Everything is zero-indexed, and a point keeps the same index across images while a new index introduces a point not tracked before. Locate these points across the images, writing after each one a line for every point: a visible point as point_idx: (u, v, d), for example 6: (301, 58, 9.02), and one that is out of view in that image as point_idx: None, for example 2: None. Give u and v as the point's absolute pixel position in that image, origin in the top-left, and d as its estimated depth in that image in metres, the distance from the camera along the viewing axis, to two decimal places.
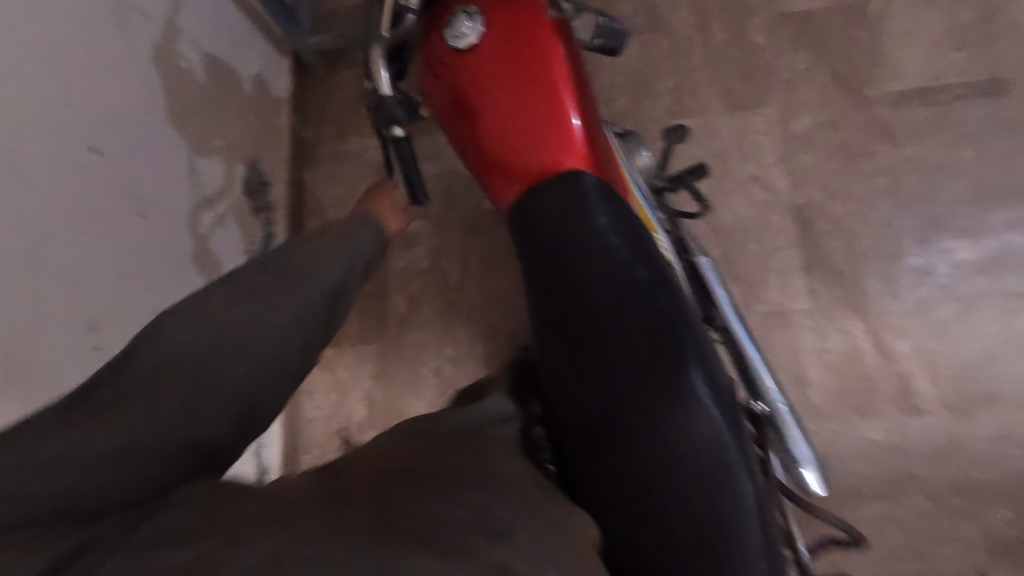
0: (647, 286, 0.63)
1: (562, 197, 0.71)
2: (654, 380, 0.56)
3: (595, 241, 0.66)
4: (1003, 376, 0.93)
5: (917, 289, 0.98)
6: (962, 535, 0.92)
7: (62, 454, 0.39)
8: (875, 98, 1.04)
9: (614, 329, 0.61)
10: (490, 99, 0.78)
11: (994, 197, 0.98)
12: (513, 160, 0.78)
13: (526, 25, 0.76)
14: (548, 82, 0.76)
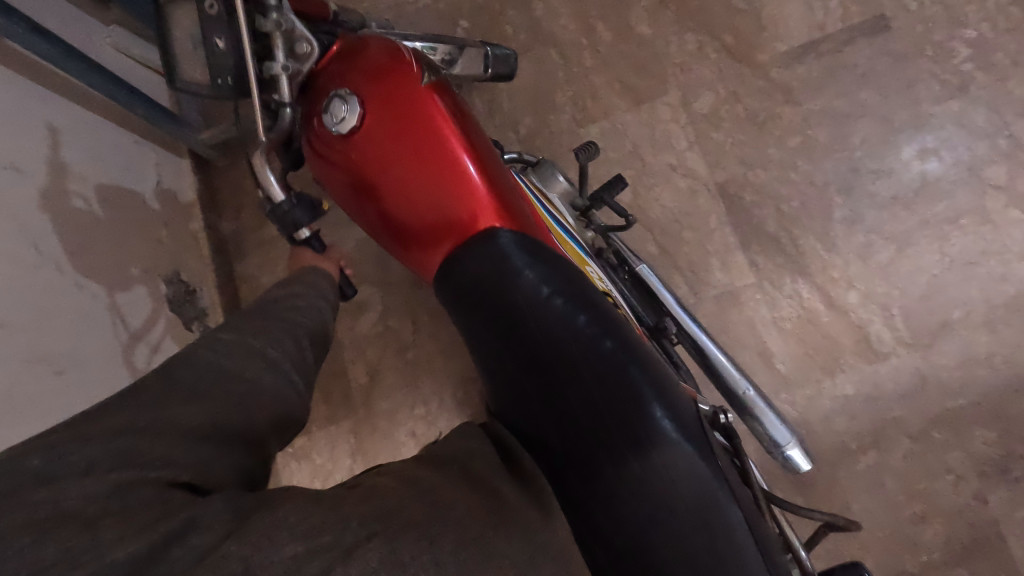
0: (588, 329, 0.59)
1: (480, 254, 0.67)
2: (620, 436, 0.54)
3: (520, 287, 0.63)
4: (951, 301, 0.94)
5: (852, 238, 0.98)
6: (957, 467, 0.91)
7: (134, 443, 0.41)
8: (769, 62, 1.05)
9: (567, 390, 0.58)
10: (385, 173, 0.72)
11: (904, 132, 0.99)
12: (423, 232, 0.73)
13: (403, 89, 0.71)
14: (437, 146, 0.71)
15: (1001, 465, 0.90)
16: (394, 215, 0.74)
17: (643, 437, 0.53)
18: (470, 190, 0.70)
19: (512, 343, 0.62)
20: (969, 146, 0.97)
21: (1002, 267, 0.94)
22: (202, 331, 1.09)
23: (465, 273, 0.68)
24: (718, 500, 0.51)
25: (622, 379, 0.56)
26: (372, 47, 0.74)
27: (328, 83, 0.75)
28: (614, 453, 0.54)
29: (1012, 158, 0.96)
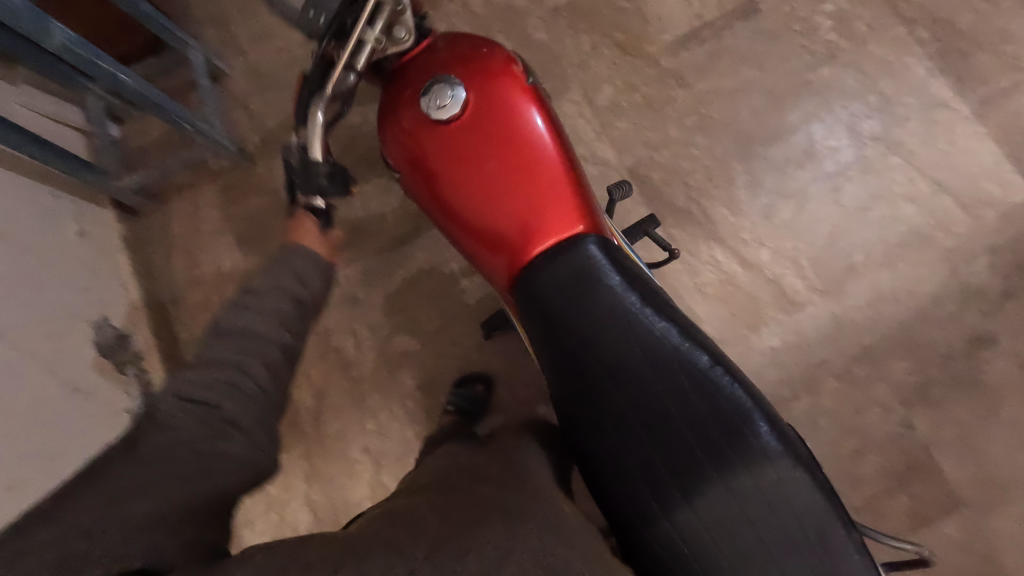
0: (687, 346, 0.62)
1: (570, 269, 0.69)
2: (725, 440, 0.59)
3: (615, 306, 0.65)
4: (852, 246, 1.01)
5: (755, 201, 1.05)
6: (880, 397, 0.96)
7: (98, 522, 0.46)
8: (657, 52, 1.13)
9: (672, 396, 0.61)
10: (469, 183, 0.73)
11: (787, 100, 1.08)
12: (510, 237, 0.73)
13: (498, 105, 0.73)
14: (533, 155, 0.73)
15: (922, 390, 0.95)
16: (473, 221, 0.74)
17: (749, 441, 0.58)
18: (557, 201, 0.73)
19: (606, 349, 0.64)
20: (846, 105, 1.06)
21: (891, 209, 1.01)
22: (137, 375, 1.08)
23: (551, 285, 0.69)
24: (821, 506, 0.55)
25: (724, 390, 0.60)
26: (471, 52, 0.74)
27: (418, 80, 0.74)
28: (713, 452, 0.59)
29: (884, 111, 1.04)
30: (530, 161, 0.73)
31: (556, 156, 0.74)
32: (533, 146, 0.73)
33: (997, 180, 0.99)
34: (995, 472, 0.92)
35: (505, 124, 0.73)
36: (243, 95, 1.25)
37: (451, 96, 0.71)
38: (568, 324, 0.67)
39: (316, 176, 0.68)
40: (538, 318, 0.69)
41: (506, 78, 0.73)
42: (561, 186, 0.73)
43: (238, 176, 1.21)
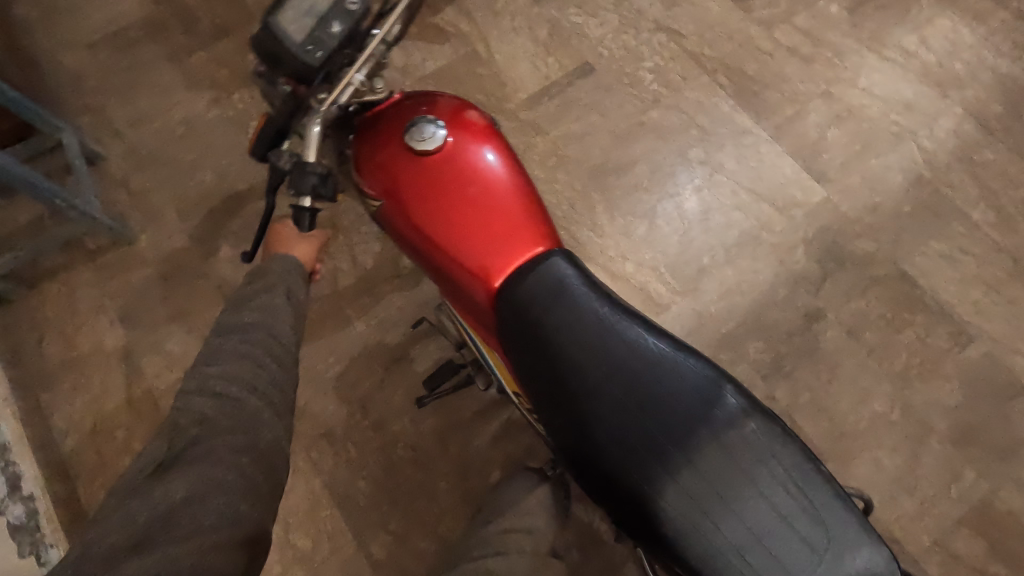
0: (662, 339, 0.71)
1: (549, 285, 0.73)
2: (708, 414, 0.67)
3: (598, 311, 0.71)
4: (700, 251, 1.17)
5: (615, 222, 1.20)
6: (742, 376, 1.09)
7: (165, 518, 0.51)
8: (515, 108, 1.29)
9: (661, 384, 0.68)
10: (447, 217, 0.75)
11: (628, 137, 1.26)
12: (491, 263, 0.75)
13: (473, 141, 0.77)
14: (497, 186, 0.76)
15: (776, 364, 1.09)
16: (450, 251, 0.76)
17: (726, 412, 0.67)
18: (532, 225, 0.76)
19: (596, 347, 0.69)
20: (674, 138, 1.26)
21: (725, 217, 1.19)
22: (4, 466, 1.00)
23: (533, 298, 0.72)
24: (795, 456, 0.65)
25: (701, 372, 0.69)
26: (441, 101, 0.80)
27: (393, 124, 0.77)
28: (705, 427, 0.66)
29: (704, 140, 1.26)
30: (494, 192, 0.76)
31: (525, 195, 0.77)
32: (497, 178, 0.76)
33: (799, 186, 1.21)
34: (845, 425, 1.05)
35: (469, 161, 0.76)
36: (122, 175, 1.27)
37: (433, 136, 0.74)
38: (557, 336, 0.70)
39: (309, 178, 0.69)
40: (525, 332, 0.71)
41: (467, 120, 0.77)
42: (533, 218, 0.77)
43: (118, 253, 1.20)
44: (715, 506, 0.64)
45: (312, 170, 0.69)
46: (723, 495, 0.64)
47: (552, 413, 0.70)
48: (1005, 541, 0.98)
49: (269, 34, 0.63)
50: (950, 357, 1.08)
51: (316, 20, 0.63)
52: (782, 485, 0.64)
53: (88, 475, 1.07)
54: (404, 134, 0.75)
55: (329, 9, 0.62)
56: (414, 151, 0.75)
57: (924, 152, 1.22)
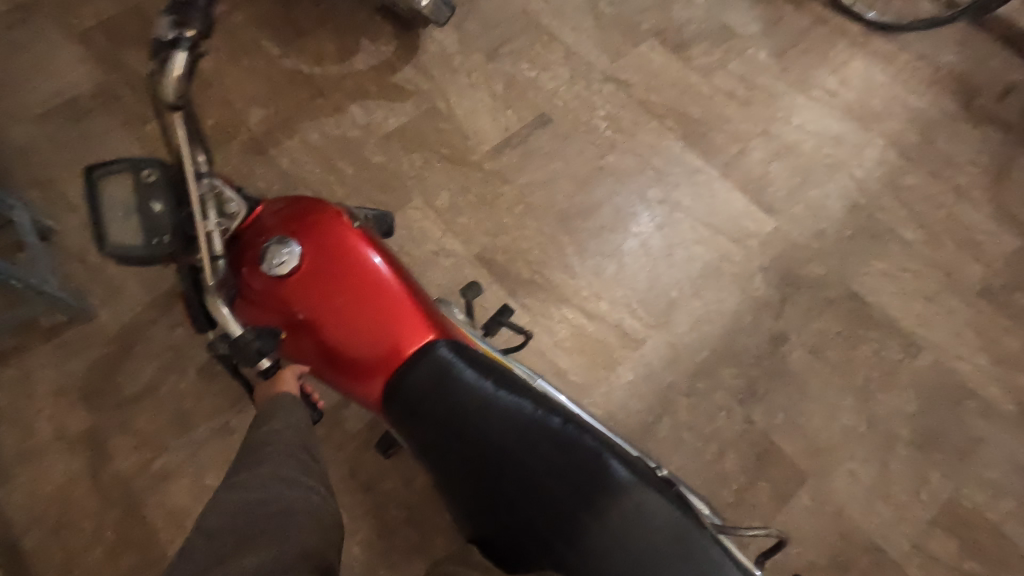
0: (538, 411, 0.70)
1: (424, 373, 0.80)
2: (587, 489, 0.64)
3: (469, 393, 0.75)
4: (668, 285, 1.23)
5: (585, 263, 1.25)
6: (720, 401, 1.13)
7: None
8: (480, 159, 1.34)
9: (532, 458, 0.67)
10: (332, 322, 0.84)
11: (589, 181, 1.33)
12: (379, 363, 0.84)
13: (341, 250, 0.85)
14: (375, 288, 0.86)
15: (750, 386, 1.15)
16: (341, 353, 0.85)
17: (609, 484, 0.63)
18: (410, 317, 0.86)
19: (468, 431, 0.72)
20: (632, 180, 1.33)
21: (686, 250, 1.26)
22: None
23: (411, 390, 0.80)
24: (683, 522, 0.60)
25: (580, 443, 0.67)
26: (314, 212, 0.86)
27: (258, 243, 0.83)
28: (584, 503, 0.63)
29: (660, 181, 1.33)
30: (372, 298, 0.85)
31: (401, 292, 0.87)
32: (374, 280, 0.86)
33: (751, 218, 1.30)
34: (820, 441, 1.11)
35: (345, 269, 0.84)
36: (79, 249, 1.22)
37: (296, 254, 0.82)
38: (432, 422, 0.75)
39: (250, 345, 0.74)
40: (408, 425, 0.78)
41: (338, 232, 0.85)
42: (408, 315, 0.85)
43: (78, 331, 1.15)
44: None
45: (245, 344, 0.73)
46: (612, 572, 0.60)
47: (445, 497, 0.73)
48: (977, 538, 1.04)
49: (116, 253, 0.68)
50: (904, 367, 1.16)
51: (138, 212, 0.69)
52: (670, 557, 0.59)
53: (53, 572, 0.99)
54: (264, 258, 0.82)
55: (142, 194, 0.70)
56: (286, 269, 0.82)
57: (857, 181, 1.34)
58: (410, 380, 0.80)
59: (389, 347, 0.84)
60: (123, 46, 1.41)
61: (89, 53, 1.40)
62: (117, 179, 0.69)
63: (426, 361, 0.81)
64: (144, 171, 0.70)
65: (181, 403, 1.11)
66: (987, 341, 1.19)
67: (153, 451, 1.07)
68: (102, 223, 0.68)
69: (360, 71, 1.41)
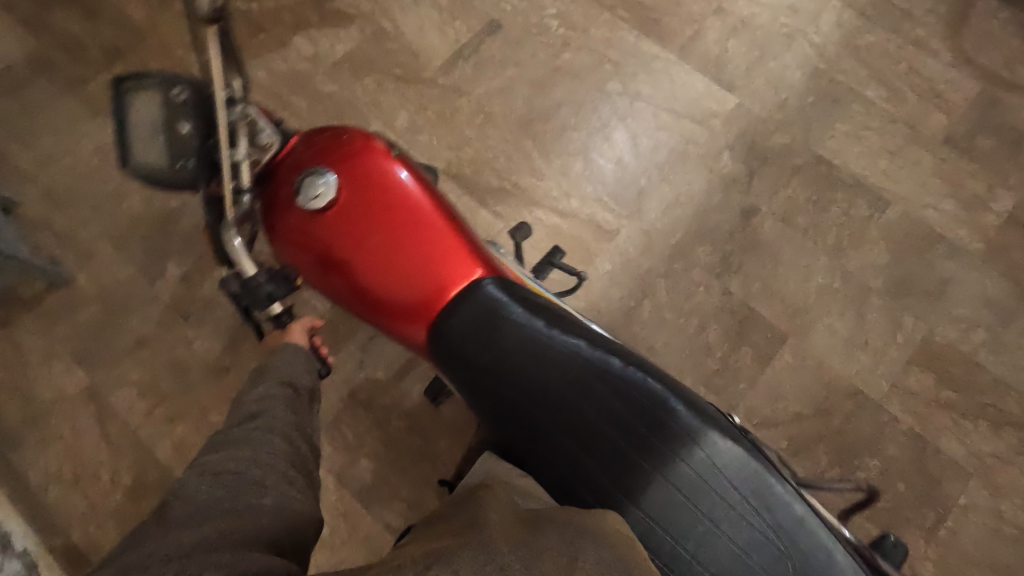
0: (598, 353, 0.71)
1: (474, 312, 0.77)
2: (656, 425, 0.67)
3: (520, 330, 0.74)
4: (636, 175, 1.23)
5: (552, 164, 1.24)
6: (698, 278, 1.16)
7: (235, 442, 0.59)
8: (433, 76, 1.31)
9: (602, 393, 0.69)
10: (364, 264, 0.79)
11: (546, 83, 1.31)
12: (419, 300, 0.80)
13: (375, 183, 0.79)
14: (413, 223, 0.80)
15: (725, 261, 1.17)
16: (376, 295, 0.80)
17: (673, 428, 0.67)
18: (454, 252, 0.81)
19: (529, 375, 0.72)
20: (589, 77, 1.31)
21: (651, 139, 1.26)
22: None
23: (457, 332, 0.77)
24: (752, 466, 0.65)
25: (645, 384, 0.69)
26: (344, 139, 0.81)
27: (286, 181, 0.79)
28: (651, 442, 0.67)
29: (619, 74, 1.31)
30: (412, 237, 0.80)
31: (445, 224, 0.82)
32: (415, 217, 0.80)
33: (712, 98, 1.29)
34: (796, 302, 1.14)
35: (381, 208, 0.79)
36: (43, 218, 1.21)
37: (328, 188, 0.76)
38: (490, 367, 0.74)
39: (261, 289, 0.75)
40: (457, 368, 0.77)
41: (372, 169, 0.79)
42: (453, 250, 0.81)
43: (59, 296, 1.15)
44: (664, 530, 0.65)
45: (255, 286, 0.74)
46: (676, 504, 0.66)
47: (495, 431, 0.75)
48: (950, 370, 1.10)
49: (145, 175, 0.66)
50: (874, 223, 1.19)
51: (165, 135, 0.66)
52: (736, 493, 0.65)
53: (79, 521, 1.03)
54: (297, 191, 0.77)
55: (169, 116, 0.66)
56: (314, 206, 0.77)
57: (816, 47, 1.32)
58: (460, 321, 0.78)
59: (436, 286, 0.80)
60: (48, 7, 1.36)
61: (14, 19, 1.34)
62: (149, 103, 0.65)
63: (473, 301, 0.78)
64: (177, 94, 0.66)
65: (173, 351, 1.13)
66: (952, 187, 1.21)
67: (154, 398, 1.10)
68: (128, 142, 0.64)
69: (297, 2, 1.37)
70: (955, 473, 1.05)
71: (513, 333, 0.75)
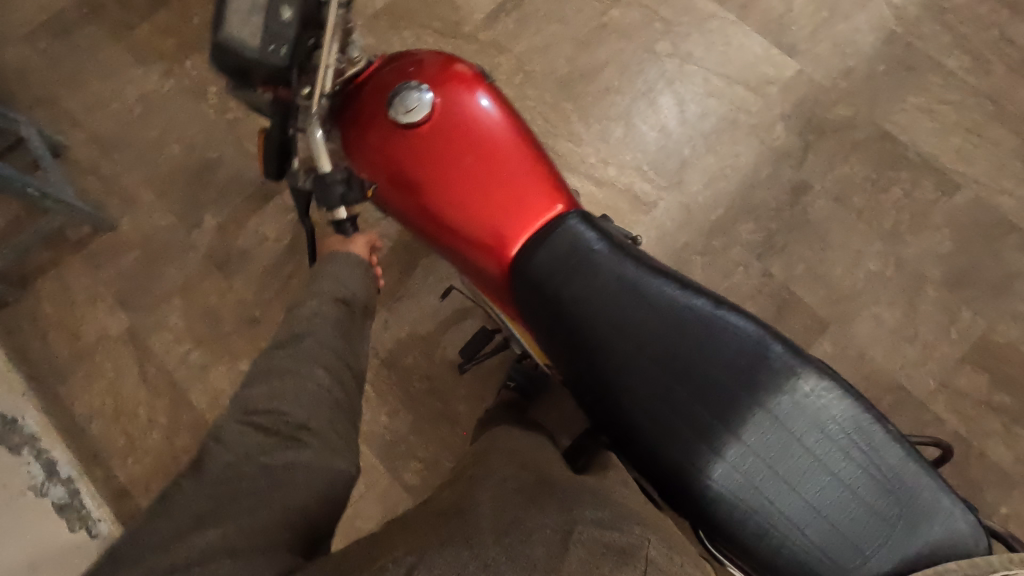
0: (690, 294, 0.68)
1: (564, 247, 0.72)
2: (754, 370, 0.65)
3: (613, 268, 0.70)
4: (680, 144, 1.16)
5: (592, 129, 1.19)
6: (737, 257, 1.10)
7: (257, 393, 0.56)
8: (473, 31, 1.26)
9: (698, 336, 0.67)
10: (445, 193, 0.75)
11: (591, 42, 1.23)
12: (500, 231, 0.74)
13: (460, 106, 0.75)
14: (498, 149, 0.76)
15: (769, 240, 1.10)
16: (455, 225, 0.76)
17: (773, 372, 0.65)
18: (540, 181, 0.76)
19: (624, 315, 0.68)
20: (638, 35, 1.23)
21: (700, 106, 1.18)
22: (36, 454, 1.05)
23: (544, 268, 0.71)
24: (858, 413, 0.64)
25: (740, 328, 0.66)
26: (426, 61, 0.78)
27: (373, 100, 0.77)
28: (752, 386, 0.65)
29: (670, 33, 1.22)
30: (497, 164, 0.76)
31: (527, 151, 0.77)
32: (500, 143, 0.76)
33: (770, 63, 1.19)
34: (842, 289, 1.07)
35: (468, 134, 0.75)
36: (91, 163, 1.25)
37: (421, 105, 0.73)
38: (581, 306, 0.69)
39: (335, 188, 0.74)
40: (542, 309, 0.71)
41: (459, 91, 0.76)
42: (537, 178, 0.76)
43: (104, 240, 1.20)
44: (771, 474, 0.64)
45: (332, 181, 0.73)
46: (778, 456, 0.64)
47: (575, 379, 0.70)
48: (1007, 371, 1.02)
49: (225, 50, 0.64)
50: (939, 207, 1.09)
51: (263, 15, 0.63)
52: (840, 444, 0.63)
53: (119, 453, 1.09)
54: (389, 108, 0.74)
55: None
56: (403, 125, 0.74)
57: (894, 8, 1.20)
58: (547, 256, 0.72)
59: (520, 217, 0.75)
60: None
61: None
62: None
63: (562, 233, 0.73)
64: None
65: (207, 299, 1.16)
66: None
67: (189, 343, 1.14)
68: (224, 13, 0.62)
69: None
70: (1000, 480, 0.98)
71: (605, 271, 0.70)
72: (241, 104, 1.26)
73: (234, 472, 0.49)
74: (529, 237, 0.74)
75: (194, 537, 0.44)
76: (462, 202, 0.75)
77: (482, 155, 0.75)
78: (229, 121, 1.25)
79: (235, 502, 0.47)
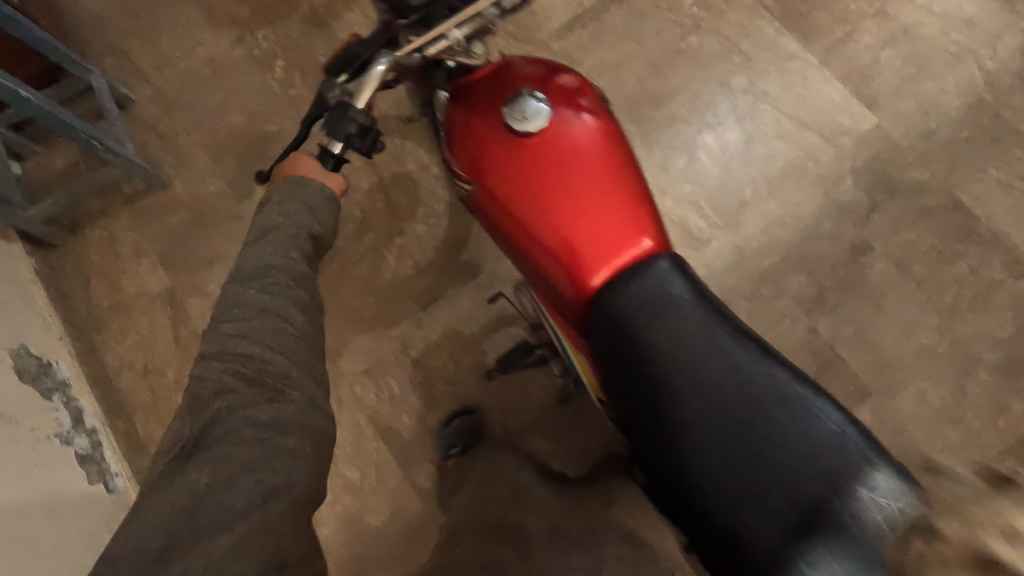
0: (772, 362, 0.64)
1: (648, 286, 0.68)
2: (838, 462, 0.58)
3: (694, 318, 0.66)
4: (741, 184, 1.13)
5: (653, 156, 1.16)
6: (784, 308, 1.07)
7: (228, 360, 0.55)
8: (547, 38, 1.23)
9: (778, 409, 0.61)
10: (538, 206, 0.72)
11: (665, 66, 1.20)
12: (588, 255, 0.71)
13: (569, 122, 0.72)
14: (599, 173, 0.72)
15: (819, 296, 1.07)
16: (540, 237, 0.72)
17: (858, 468, 0.57)
18: (638, 215, 0.72)
19: (702, 370, 0.64)
20: (714, 66, 1.20)
21: (767, 148, 1.15)
22: (65, 401, 1.05)
23: (626, 302, 0.68)
24: None
25: (824, 412, 0.61)
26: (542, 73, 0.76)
27: (490, 95, 0.74)
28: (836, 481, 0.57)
29: (747, 68, 1.19)
30: (596, 187, 0.72)
31: (629, 181, 0.73)
32: (602, 169, 0.73)
33: (848, 113, 1.15)
34: (889, 358, 1.03)
35: (570, 152, 0.72)
36: (152, 118, 1.25)
37: (539, 117, 0.70)
38: (656, 351, 0.65)
39: (346, 126, 0.61)
40: (616, 343, 0.67)
41: (570, 110, 0.73)
42: (634, 211, 0.72)
43: (155, 197, 1.21)
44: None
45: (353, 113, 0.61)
46: None
47: (636, 427, 0.66)
48: None
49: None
50: (1004, 289, 1.05)
51: None
52: None
53: (142, 410, 1.10)
54: (508, 108, 0.71)
55: None
56: (511, 130, 0.72)
57: (986, 74, 1.14)
58: (628, 291, 0.68)
59: (612, 246, 0.71)
60: None
61: None
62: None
63: (648, 271, 0.69)
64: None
65: None
66: None
67: None
68: None
69: None
70: None
71: (684, 320, 0.66)
72: (306, 82, 1.26)
73: (219, 435, 0.53)
74: (617, 268, 0.70)
75: (199, 520, 0.49)
76: (549, 220, 0.72)
77: (582, 176, 0.72)
78: (293, 97, 1.25)
79: (230, 484, 0.51)
